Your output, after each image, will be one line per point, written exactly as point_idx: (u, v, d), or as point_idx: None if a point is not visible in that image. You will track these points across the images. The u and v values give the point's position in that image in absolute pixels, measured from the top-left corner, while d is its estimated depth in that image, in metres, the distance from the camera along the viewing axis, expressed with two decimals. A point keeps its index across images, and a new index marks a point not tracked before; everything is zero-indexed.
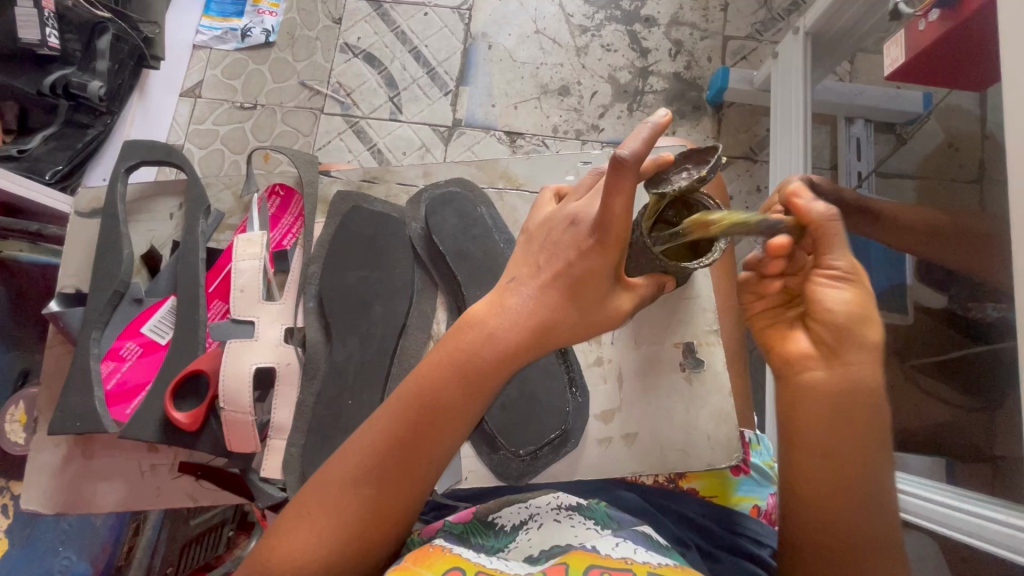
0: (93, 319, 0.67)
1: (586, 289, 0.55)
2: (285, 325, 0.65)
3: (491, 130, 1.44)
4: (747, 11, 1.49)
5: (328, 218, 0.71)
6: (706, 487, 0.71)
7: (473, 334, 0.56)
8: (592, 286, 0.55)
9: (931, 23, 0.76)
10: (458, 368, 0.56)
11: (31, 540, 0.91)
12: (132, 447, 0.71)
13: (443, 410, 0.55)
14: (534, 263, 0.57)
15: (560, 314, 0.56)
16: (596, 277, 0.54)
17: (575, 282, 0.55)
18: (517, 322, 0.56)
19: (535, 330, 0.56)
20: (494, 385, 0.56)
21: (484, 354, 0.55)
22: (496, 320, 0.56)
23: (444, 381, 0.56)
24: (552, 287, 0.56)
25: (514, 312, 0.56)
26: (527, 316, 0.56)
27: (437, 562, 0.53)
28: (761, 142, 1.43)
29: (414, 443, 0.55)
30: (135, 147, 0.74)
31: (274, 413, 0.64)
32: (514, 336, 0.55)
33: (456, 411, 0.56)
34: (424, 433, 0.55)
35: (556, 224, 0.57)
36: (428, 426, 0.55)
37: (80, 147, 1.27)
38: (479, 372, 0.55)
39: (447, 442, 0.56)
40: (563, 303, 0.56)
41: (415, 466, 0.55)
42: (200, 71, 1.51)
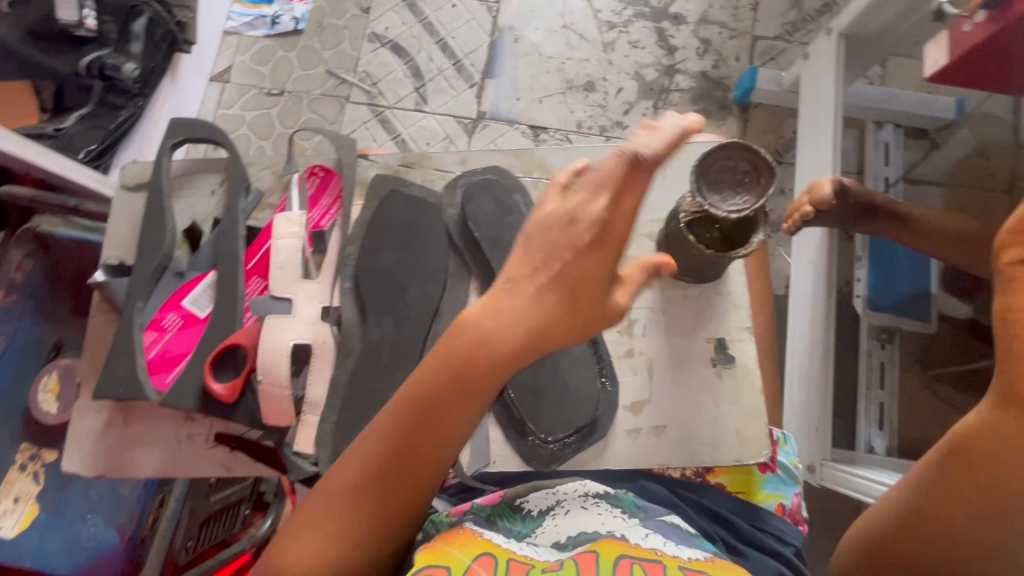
0: (138, 290, 0.69)
1: (584, 292, 0.50)
2: (322, 303, 0.67)
3: (516, 124, 1.44)
4: (777, 11, 1.47)
5: (366, 200, 0.71)
6: (732, 483, 0.71)
7: (469, 335, 0.50)
8: (587, 289, 0.49)
9: (977, 24, 0.74)
10: (453, 373, 0.51)
11: (59, 507, 0.93)
12: (170, 416, 0.73)
13: (439, 408, 0.52)
14: (531, 260, 0.50)
15: (556, 317, 0.49)
16: (590, 282, 0.49)
17: (573, 283, 0.49)
18: (512, 324, 0.50)
19: (530, 334, 0.50)
20: (494, 385, 0.51)
21: (479, 358, 0.50)
22: (491, 322, 0.50)
23: (440, 389, 0.52)
24: (546, 287, 0.49)
25: (506, 313, 0.50)
26: (524, 320, 0.50)
27: (469, 546, 0.54)
28: (787, 144, 1.42)
29: (416, 448, 0.53)
30: (181, 126, 0.77)
31: (309, 389, 0.66)
32: (508, 339, 0.50)
33: (453, 416, 0.52)
34: (423, 437, 0.52)
35: (553, 223, 0.49)
36: (424, 431, 0.53)
37: (113, 127, 1.28)
38: (476, 375, 0.51)
39: (450, 443, 0.53)
40: (560, 303, 0.49)
41: (413, 472, 0.54)
42: (229, 57, 1.53)
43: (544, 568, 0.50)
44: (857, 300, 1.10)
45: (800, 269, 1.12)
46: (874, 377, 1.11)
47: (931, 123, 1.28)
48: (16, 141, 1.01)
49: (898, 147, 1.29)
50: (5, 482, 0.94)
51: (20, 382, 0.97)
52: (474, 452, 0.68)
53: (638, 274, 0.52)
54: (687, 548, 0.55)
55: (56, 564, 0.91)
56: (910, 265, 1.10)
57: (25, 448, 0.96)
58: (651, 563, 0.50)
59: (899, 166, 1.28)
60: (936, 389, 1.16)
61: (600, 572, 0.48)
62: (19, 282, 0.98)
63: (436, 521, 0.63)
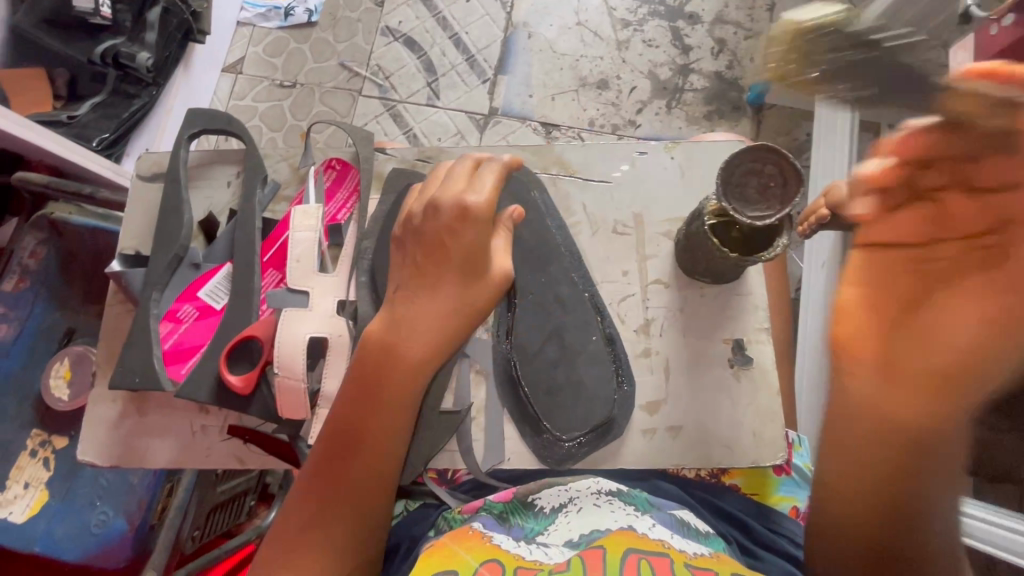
0: (154, 280, 0.69)
1: (468, 273, 0.61)
2: (337, 297, 0.68)
3: (528, 120, 1.44)
4: (794, 12, 1.46)
5: (383, 194, 0.72)
6: (749, 484, 0.71)
7: (379, 352, 0.60)
8: (468, 280, 0.61)
9: (1005, 27, 0.74)
10: (371, 390, 0.60)
11: (69, 494, 0.94)
12: (185, 407, 0.73)
13: (366, 412, 0.59)
14: (419, 270, 0.61)
15: (451, 301, 0.60)
16: (471, 264, 0.60)
17: (462, 262, 0.60)
18: (416, 335, 0.60)
19: (433, 343, 0.60)
20: (413, 379, 0.60)
21: (392, 361, 0.60)
22: (395, 332, 0.60)
23: (358, 406, 0.60)
24: (431, 287, 0.60)
25: (409, 327, 0.60)
26: (427, 318, 0.60)
27: (479, 550, 0.54)
28: (801, 146, 1.40)
29: (346, 462, 0.59)
30: (197, 116, 0.76)
31: (325, 382, 0.66)
32: (414, 350, 0.60)
33: (374, 432, 0.59)
34: (359, 439, 0.59)
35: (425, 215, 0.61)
36: (344, 453, 0.59)
37: (126, 115, 1.27)
38: (392, 374, 0.60)
39: (388, 438, 0.60)
40: (451, 297, 0.60)
41: (360, 476, 0.59)
42: (242, 48, 1.54)
43: (551, 569, 0.50)
44: None
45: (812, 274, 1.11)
46: None
47: None
48: (27, 125, 1.01)
49: None
50: (16, 467, 0.94)
51: (32, 368, 0.98)
52: (490, 448, 0.70)
53: (504, 236, 0.62)
54: (693, 543, 0.56)
55: (66, 550, 0.91)
56: None
57: (36, 434, 0.96)
58: (660, 560, 0.50)
59: None
60: None
61: (607, 572, 0.48)
62: (33, 268, 0.98)
63: (449, 517, 0.64)
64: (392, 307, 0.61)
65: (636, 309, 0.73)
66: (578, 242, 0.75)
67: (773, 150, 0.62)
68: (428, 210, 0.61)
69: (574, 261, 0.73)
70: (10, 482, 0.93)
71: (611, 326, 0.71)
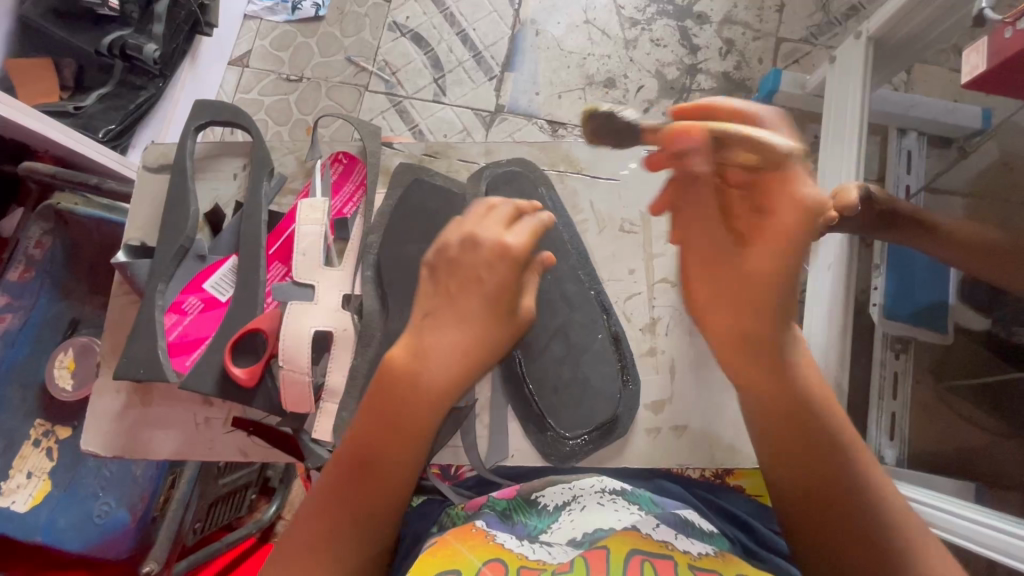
0: (159, 272, 0.69)
1: (497, 307, 0.59)
2: (343, 291, 0.67)
3: (534, 118, 1.43)
4: (803, 13, 1.45)
5: (389, 190, 0.72)
6: (752, 485, 0.72)
7: (399, 377, 0.57)
8: (496, 312, 0.59)
9: (1019, 31, 0.73)
10: (396, 416, 0.56)
11: (72, 483, 0.94)
12: (189, 399, 0.73)
13: (384, 439, 0.56)
14: (445, 294, 0.59)
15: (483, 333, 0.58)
16: (499, 298, 0.59)
17: (495, 299, 0.58)
18: (446, 363, 0.57)
19: (456, 375, 0.58)
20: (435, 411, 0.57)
21: (414, 390, 0.56)
22: (420, 360, 0.57)
23: (382, 430, 0.56)
24: (460, 313, 0.58)
25: (438, 355, 0.57)
26: (453, 348, 0.57)
27: (481, 548, 0.53)
28: (808, 148, 1.40)
29: (355, 492, 0.55)
30: (205, 107, 0.76)
31: (329, 376, 0.66)
32: (442, 377, 0.57)
33: (395, 461, 0.56)
34: (374, 468, 0.55)
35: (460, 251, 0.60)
36: (363, 479, 0.55)
37: (133, 107, 1.27)
38: (413, 404, 0.56)
39: (403, 470, 0.56)
40: (479, 324, 0.58)
41: (371, 508, 0.55)
42: (249, 41, 1.53)
43: (554, 568, 0.49)
44: (873, 309, 1.08)
45: (817, 275, 1.06)
46: (885, 388, 1.09)
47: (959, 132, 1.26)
48: (34, 115, 1.02)
49: (921, 154, 1.27)
50: (19, 456, 0.94)
51: (36, 357, 0.98)
52: (493, 445, 0.69)
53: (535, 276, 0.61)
54: (696, 542, 0.55)
55: (68, 540, 0.92)
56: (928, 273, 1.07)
57: (40, 424, 0.96)
58: (663, 560, 0.50)
59: (921, 175, 1.25)
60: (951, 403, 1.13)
61: (609, 570, 0.48)
62: (39, 258, 0.98)
63: (453, 512, 0.64)
64: (418, 331, 0.58)
65: (642, 308, 0.74)
66: (584, 240, 0.76)
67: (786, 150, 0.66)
68: (464, 243, 0.60)
69: (581, 260, 0.73)
70: (13, 471, 0.94)
71: (617, 325, 0.72)
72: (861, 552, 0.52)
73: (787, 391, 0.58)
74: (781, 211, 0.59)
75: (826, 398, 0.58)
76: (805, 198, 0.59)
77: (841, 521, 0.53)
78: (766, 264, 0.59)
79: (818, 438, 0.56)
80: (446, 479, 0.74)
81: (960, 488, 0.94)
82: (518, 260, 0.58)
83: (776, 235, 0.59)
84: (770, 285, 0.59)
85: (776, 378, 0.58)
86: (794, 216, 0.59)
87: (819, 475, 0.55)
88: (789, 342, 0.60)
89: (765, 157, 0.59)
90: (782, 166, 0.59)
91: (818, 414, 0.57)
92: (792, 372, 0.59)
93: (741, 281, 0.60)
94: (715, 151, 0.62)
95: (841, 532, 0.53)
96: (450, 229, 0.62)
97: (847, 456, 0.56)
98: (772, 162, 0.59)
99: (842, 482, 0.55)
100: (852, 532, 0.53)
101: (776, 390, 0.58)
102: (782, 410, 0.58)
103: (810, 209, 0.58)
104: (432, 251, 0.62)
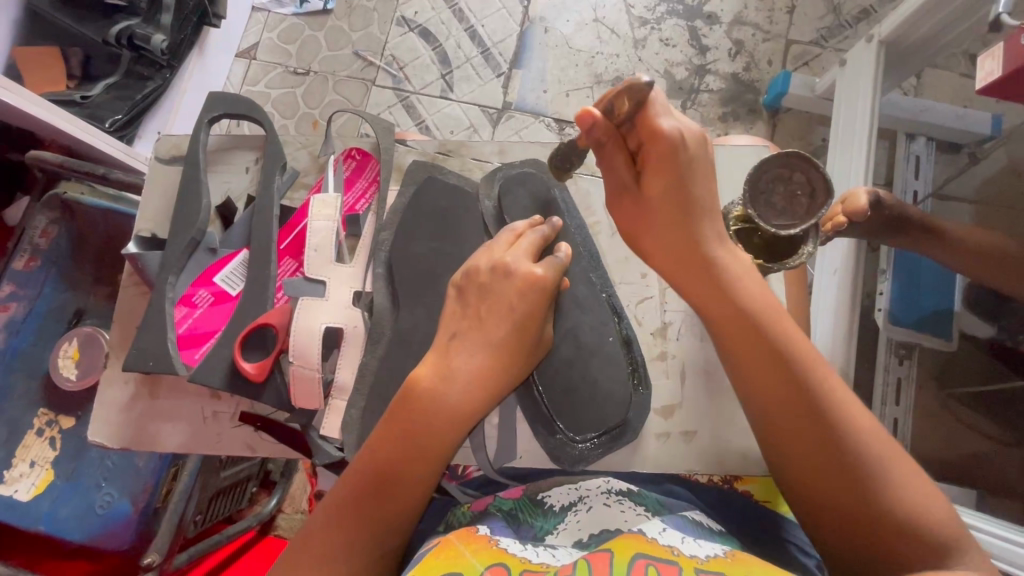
0: (170, 264, 0.69)
1: (521, 334, 0.61)
2: (354, 289, 0.68)
3: (541, 116, 1.42)
4: (813, 15, 1.44)
5: (402, 187, 0.72)
6: (761, 492, 0.68)
7: (420, 400, 0.58)
8: (521, 339, 0.61)
9: None
10: (417, 437, 0.57)
11: (75, 474, 0.93)
12: (197, 392, 0.73)
13: (397, 458, 0.57)
14: (473, 317, 0.61)
15: (506, 362, 0.60)
16: (525, 324, 0.61)
17: (520, 322, 0.61)
18: (469, 388, 0.59)
19: (475, 402, 0.59)
20: (454, 438, 0.59)
21: (435, 418, 0.58)
22: (442, 386, 0.58)
23: (404, 450, 0.57)
24: (484, 338, 0.60)
25: (462, 380, 0.59)
26: (474, 375, 0.59)
27: (484, 552, 0.53)
28: (815, 152, 1.39)
29: (369, 507, 0.56)
30: (218, 100, 0.76)
31: (339, 372, 0.66)
32: (465, 402, 0.58)
33: (414, 481, 0.58)
34: (387, 484, 0.57)
35: (484, 273, 0.62)
36: (380, 496, 0.57)
37: (139, 98, 1.26)
38: (431, 430, 0.58)
39: (416, 488, 0.58)
40: (503, 350, 0.60)
41: (381, 520, 0.56)
42: (257, 33, 1.52)
43: (557, 570, 0.48)
44: (879, 313, 1.07)
45: (823, 280, 1.06)
46: (890, 394, 1.06)
47: (968, 138, 1.23)
48: (41, 103, 1.02)
49: (929, 160, 1.26)
50: (22, 445, 0.94)
51: (41, 346, 0.98)
52: (504, 447, 0.70)
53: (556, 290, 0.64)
54: (706, 544, 0.55)
55: (71, 530, 0.91)
56: (934, 278, 1.08)
57: (43, 413, 0.95)
58: (667, 564, 0.49)
59: (929, 182, 1.24)
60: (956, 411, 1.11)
61: (613, 572, 0.47)
62: (44, 247, 0.98)
63: (458, 513, 0.63)
64: (444, 352, 0.60)
65: (653, 313, 0.75)
66: (596, 242, 0.77)
67: (802, 158, 0.62)
68: (495, 269, 0.62)
69: (592, 262, 0.73)
70: (17, 460, 0.93)
71: (628, 327, 0.72)
72: (834, 482, 0.51)
73: (739, 318, 0.55)
74: (658, 147, 0.55)
75: (779, 318, 0.55)
76: (671, 134, 0.54)
77: (812, 452, 0.52)
78: (662, 194, 0.57)
79: (777, 365, 0.53)
80: (452, 479, 0.74)
81: (962, 496, 0.94)
82: (548, 290, 0.62)
83: (669, 164, 0.56)
84: (680, 213, 0.57)
85: (725, 307, 0.56)
86: (670, 150, 0.55)
87: (784, 406, 0.53)
88: (726, 266, 0.57)
89: (631, 97, 0.53)
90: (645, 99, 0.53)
91: (774, 340, 0.54)
92: (739, 297, 0.56)
93: (652, 216, 0.59)
94: (596, 104, 0.56)
95: (812, 463, 0.52)
96: (480, 254, 0.65)
97: (810, 381, 0.53)
98: (637, 97, 0.53)
99: (807, 409, 0.52)
100: (823, 462, 0.51)
101: (725, 319, 0.56)
102: (733, 340, 0.56)
103: (671, 142, 0.55)
104: (461, 273, 0.65)
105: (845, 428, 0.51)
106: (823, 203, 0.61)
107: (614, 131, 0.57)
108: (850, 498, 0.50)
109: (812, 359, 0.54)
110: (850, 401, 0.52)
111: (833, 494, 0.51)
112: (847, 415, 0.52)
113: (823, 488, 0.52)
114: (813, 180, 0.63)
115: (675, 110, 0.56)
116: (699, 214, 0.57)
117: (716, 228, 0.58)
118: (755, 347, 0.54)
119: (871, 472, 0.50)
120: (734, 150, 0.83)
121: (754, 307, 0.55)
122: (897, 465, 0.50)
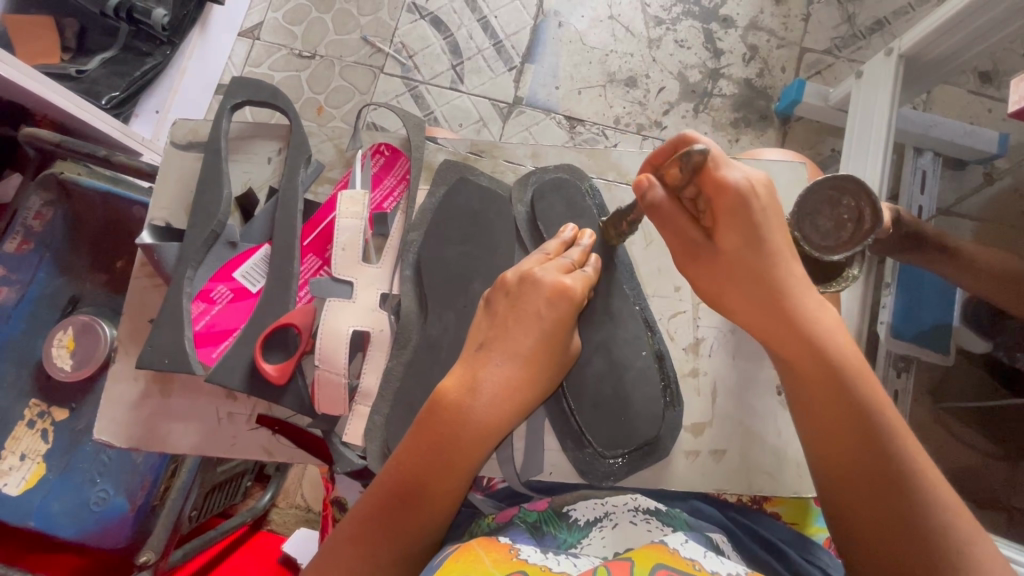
0: (189, 257, 0.68)
1: (551, 342, 0.59)
2: (381, 291, 0.68)
3: (552, 113, 1.40)
4: (828, 24, 1.43)
5: (433, 186, 0.72)
6: (790, 513, 0.72)
7: (451, 411, 0.56)
8: (550, 350, 0.60)
9: None
10: (445, 450, 0.56)
11: (68, 468, 0.89)
12: (212, 392, 0.72)
13: (429, 471, 0.55)
14: (501, 327, 0.59)
15: (539, 375, 0.59)
16: (556, 336, 0.59)
17: (552, 332, 0.59)
18: (496, 400, 0.57)
19: (503, 416, 0.57)
20: (486, 448, 0.57)
21: (465, 431, 0.56)
22: (470, 401, 0.56)
23: (432, 461, 0.56)
24: (512, 347, 0.58)
25: (489, 391, 0.57)
26: (503, 389, 0.57)
27: (503, 563, 0.50)
28: (824, 161, 1.39)
29: (400, 514, 0.55)
30: (242, 86, 0.74)
31: (364, 377, 0.66)
32: (491, 415, 0.57)
33: (442, 488, 0.56)
34: (418, 492, 0.55)
35: (513, 283, 0.60)
36: (407, 505, 0.55)
37: (138, 75, 1.21)
38: (462, 440, 0.56)
39: (451, 496, 0.56)
40: (532, 360, 0.59)
41: (406, 527, 0.55)
42: (260, 12, 1.43)
43: None
44: (880, 327, 1.02)
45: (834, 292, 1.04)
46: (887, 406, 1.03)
47: (972, 156, 1.22)
48: (35, 76, 0.97)
49: (935, 175, 1.22)
50: (12, 436, 0.89)
51: (32, 334, 0.93)
52: (532, 461, 0.69)
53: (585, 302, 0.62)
54: (727, 562, 0.52)
55: (62, 526, 0.88)
56: (938, 296, 1.06)
57: (34, 404, 0.91)
58: None
59: (934, 198, 1.20)
60: (948, 424, 1.06)
61: None
62: (38, 230, 0.93)
63: (483, 524, 0.62)
64: (472, 363, 0.58)
65: (685, 328, 0.75)
66: (630, 253, 0.76)
67: (855, 182, 0.66)
68: (524, 279, 0.60)
69: (625, 273, 0.72)
70: (6, 451, 0.89)
71: (661, 342, 0.71)
72: (883, 521, 0.53)
73: (822, 371, 0.57)
74: (725, 200, 0.57)
75: (854, 358, 0.57)
76: (737, 180, 0.56)
77: (863, 480, 0.55)
78: (732, 242, 0.58)
79: (840, 396, 0.56)
80: (476, 491, 0.73)
81: None
82: (578, 300, 0.60)
83: (738, 213, 0.57)
84: (757, 271, 0.58)
85: (804, 342, 0.57)
86: (737, 201, 0.57)
87: (844, 438, 0.56)
88: (817, 322, 0.57)
89: (685, 163, 0.56)
90: (698, 164, 0.56)
91: (851, 385, 0.56)
92: (827, 350, 0.57)
93: (733, 270, 0.59)
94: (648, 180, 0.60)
95: (865, 489, 0.55)
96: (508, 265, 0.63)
97: (871, 418, 0.55)
98: (689, 166, 0.56)
99: (884, 469, 0.54)
100: (885, 505, 0.53)
101: (799, 356, 0.58)
102: (804, 375, 0.58)
103: (740, 191, 0.56)
104: (492, 286, 0.63)
105: (917, 486, 0.53)
106: (869, 230, 0.66)
107: (674, 195, 0.60)
108: (895, 542, 0.52)
109: (878, 401, 0.56)
110: (910, 441, 0.55)
111: (887, 543, 0.53)
112: (909, 454, 0.54)
113: (873, 515, 0.54)
114: (860, 207, 0.67)
115: (737, 161, 0.58)
116: (778, 269, 0.58)
117: (799, 278, 0.59)
118: (837, 400, 0.56)
119: (934, 525, 0.51)
120: (769, 164, 0.81)
121: (828, 343, 0.57)
122: (953, 514, 0.52)
